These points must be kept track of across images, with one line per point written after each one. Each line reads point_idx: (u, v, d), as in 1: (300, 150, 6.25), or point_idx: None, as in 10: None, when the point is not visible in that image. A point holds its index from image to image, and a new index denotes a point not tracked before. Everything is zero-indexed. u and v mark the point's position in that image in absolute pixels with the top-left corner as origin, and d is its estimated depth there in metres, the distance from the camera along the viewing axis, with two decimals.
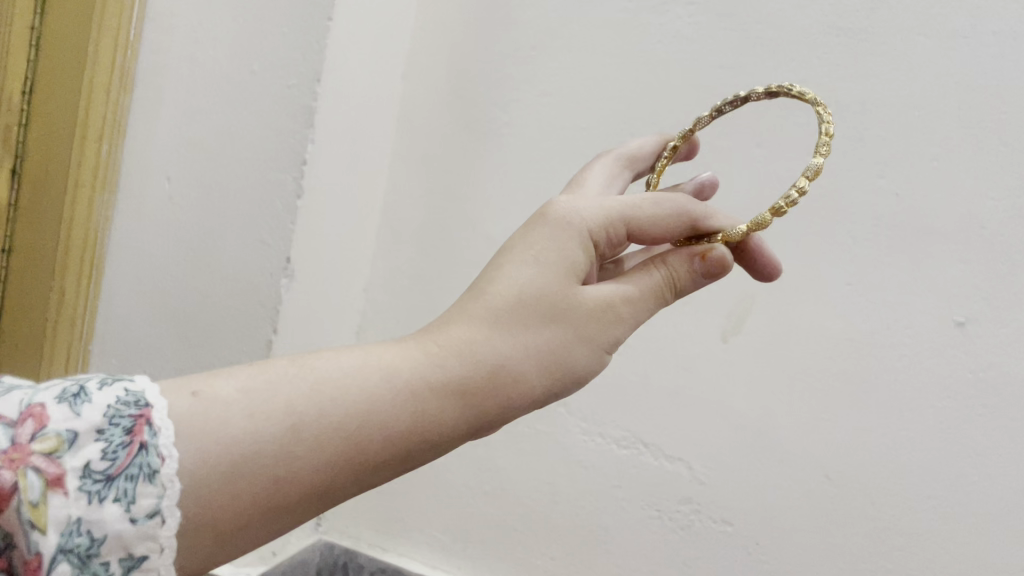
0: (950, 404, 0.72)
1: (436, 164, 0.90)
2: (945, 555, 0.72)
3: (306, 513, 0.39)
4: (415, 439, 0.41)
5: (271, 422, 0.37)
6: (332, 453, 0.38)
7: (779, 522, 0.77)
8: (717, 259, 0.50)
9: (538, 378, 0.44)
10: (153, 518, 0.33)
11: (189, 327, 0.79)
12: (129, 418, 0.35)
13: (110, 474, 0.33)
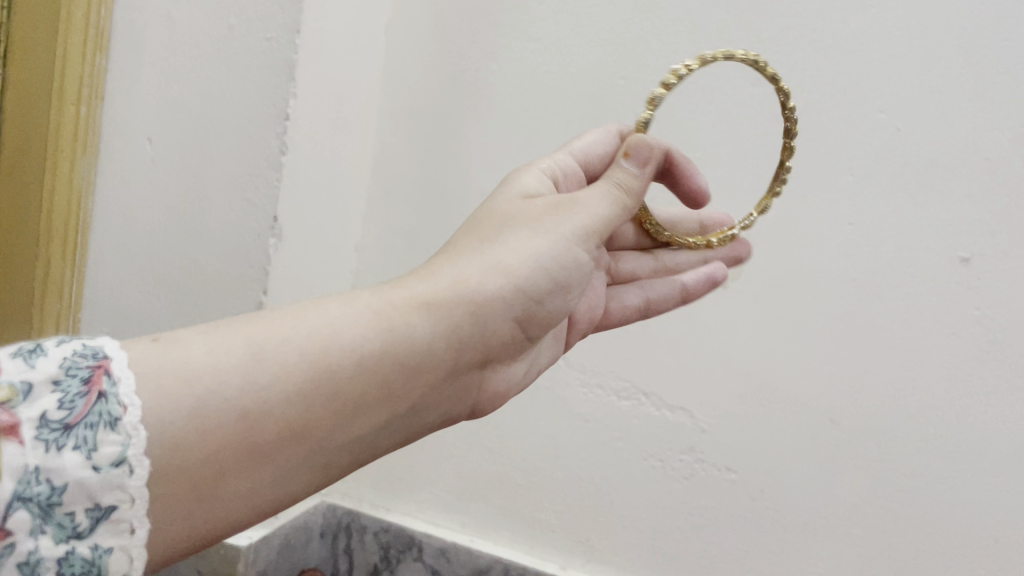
0: (956, 344, 0.69)
1: (424, 121, 0.87)
2: (952, 497, 0.70)
3: (292, 456, 0.40)
4: (388, 355, 0.44)
5: (231, 355, 0.39)
6: (299, 380, 0.40)
7: (783, 468, 0.76)
8: (641, 145, 0.54)
9: (504, 281, 0.49)
10: (118, 467, 0.33)
11: (178, 292, 0.78)
12: (86, 369, 0.34)
13: (69, 424, 0.32)
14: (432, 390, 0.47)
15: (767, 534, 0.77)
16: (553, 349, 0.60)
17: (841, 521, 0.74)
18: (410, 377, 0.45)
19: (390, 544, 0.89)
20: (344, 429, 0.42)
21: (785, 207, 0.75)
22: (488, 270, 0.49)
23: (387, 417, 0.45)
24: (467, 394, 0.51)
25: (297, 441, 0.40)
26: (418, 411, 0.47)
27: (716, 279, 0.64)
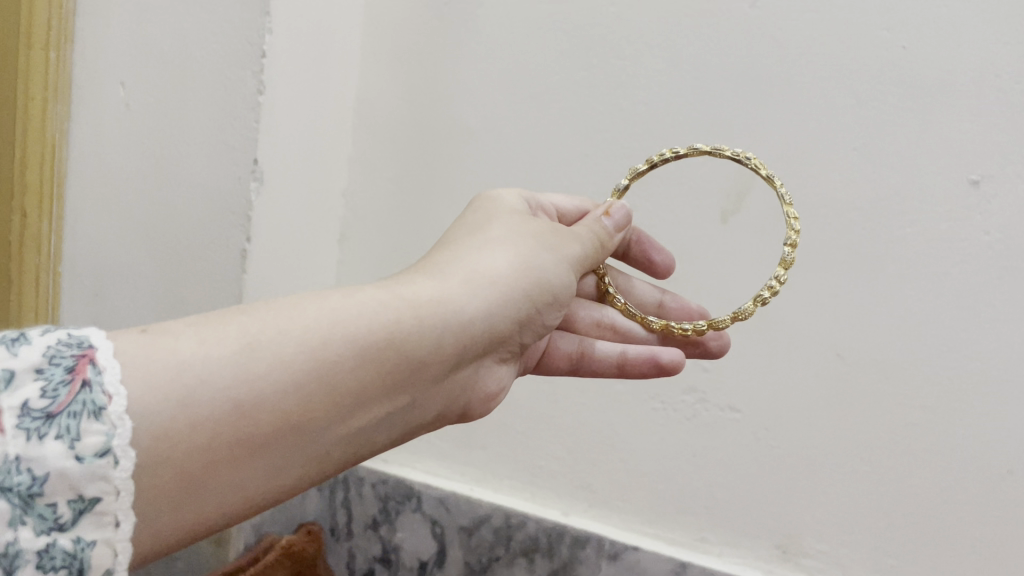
0: (966, 271, 0.67)
1: (415, 73, 0.82)
2: (962, 430, 0.68)
3: (285, 448, 0.40)
4: (390, 350, 0.44)
5: (224, 346, 0.38)
6: (300, 371, 0.40)
7: (789, 405, 0.73)
8: (620, 210, 0.61)
9: (511, 281, 0.50)
10: (103, 458, 0.33)
11: (159, 242, 0.76)
12: (70, 358, 0.34)
13: (51, 412, 0.32)
14: (429, 389, 0.48)
15: (772, 473, 0.75)
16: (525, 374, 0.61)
17: (849, 456, 0.72)
18: (411, 373, 0.45)
19: (388, 495, 0.87)
20: (342, 422, 0.42)
21: (787, 135, 0.72)
22: (495, 278, 0.50)
23: (383, 414, 0.45)
24: (455, 401, 0.52)
25: (290, 435, 0.40)
26: (416, 409, 0.47)
27: (662, 361, 0.61)
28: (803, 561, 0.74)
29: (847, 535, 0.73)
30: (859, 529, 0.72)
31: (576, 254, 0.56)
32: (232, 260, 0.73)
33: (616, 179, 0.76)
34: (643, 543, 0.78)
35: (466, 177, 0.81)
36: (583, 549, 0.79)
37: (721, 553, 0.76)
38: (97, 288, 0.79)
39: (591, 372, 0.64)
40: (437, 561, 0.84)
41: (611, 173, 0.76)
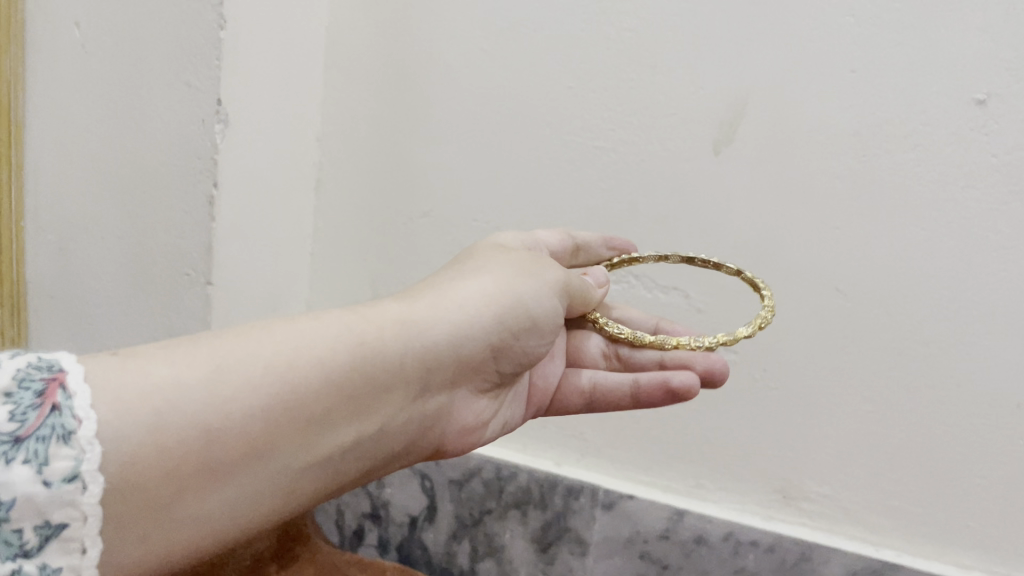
0: (972, 196, 0.63)
1: (388, 39, 0.78)
2: (968, 363, 0.65)
3: (254, 473, 0.38)
4: (357, 375, 0.43)
5: (196, 368, 0.37)
6: (272, 392, 0.39)
7: (788, 345, 0.70)
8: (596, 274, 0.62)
9: (474, 303, 0.50)
10: (72, 483, 0.31)
11: (125, 193, 0.73)
12: (40, 381, 0.32)
13: (19, 436, 0.30)
14: (397, 417, 0.46)
15: (770, 414, 0.72)
16: (502, 422, 0.58)
17: (850, 395, 0.69)
18: (377, 397, 0.44)
19: None
20: (308, 450, 0.41)
21: (785, 56, 0.66)
22: (456, 303, 0.50)
23: (349, 442, 0.43)
24: (421, 432, 0.50)
25: (256, 461, 0.38)
26: (383, 438, 0.46)
27: (672, 385, 0.57)
28: (802, 505, 0.72)
29: (849, 477, 0.70)
30: (861, 471, 0.70)
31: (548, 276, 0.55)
32: (200, 209, 0.69)
33: (602, 113, 0.72)
34: (638, 491, 0.76)
35: (446, 119, 0.77)
36: (576, 500, 0.76)
37: (718, 499, 0.74)
38: (62, 242, 0.77)
39: (605, 402, 0.61)
40: (427, 517, 0.82)
41: (597, 106, 0.72)
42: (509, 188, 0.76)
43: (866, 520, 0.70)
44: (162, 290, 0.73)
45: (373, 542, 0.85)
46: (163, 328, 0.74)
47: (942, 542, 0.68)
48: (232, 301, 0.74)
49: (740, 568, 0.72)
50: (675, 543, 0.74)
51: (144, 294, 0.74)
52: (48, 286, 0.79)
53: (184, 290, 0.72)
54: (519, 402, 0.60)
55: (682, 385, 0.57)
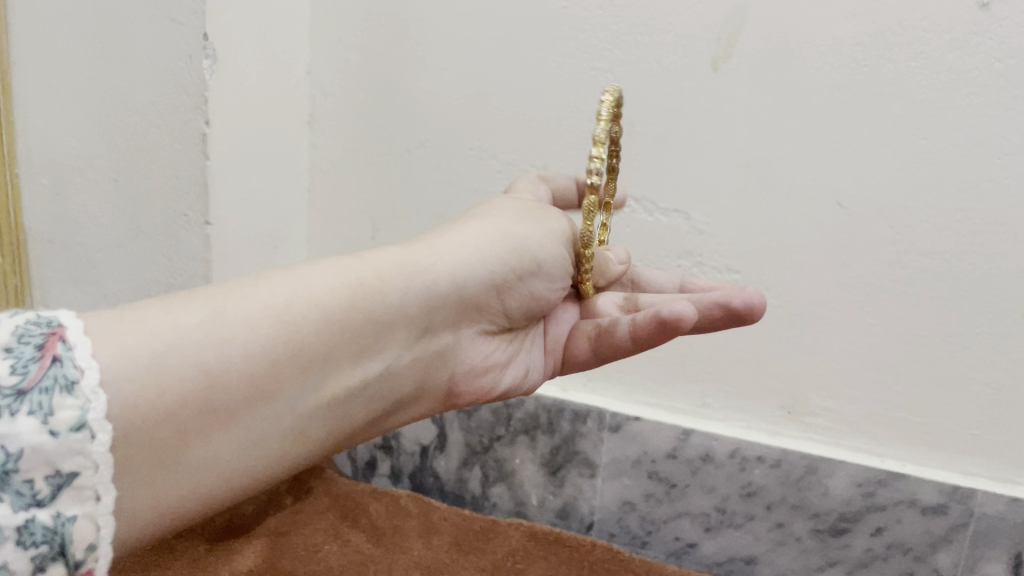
0: (975, 104, 0.62)
1: None
2: (970, 274, 0.65)
3: (255, 415, 0.39)
4: (355, 312, 0.43)
5: (192, 316, 0.37)
6: (268, 335, 0.39)
7: (791, 262, 0.70)
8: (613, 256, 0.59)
9: (468, 242, 0.50)
10: (79, 432, 0.31)
11: (118, 135, 0.72)
12: (40, 336, 0.33)
13: (22, 389, 0.30)
14: (401, 358, 0.46)
15: (774, 332, 0.72)
16: (518, 372, 0.56)
17: (854, 310, 0.69)
18: (378, 337, 0.44)
19: None
20: (312, 391, 0.41)
21: None
22: (452, 242, 0.50)
23: (354, 383, 0.44)
24: (428, 376, 0.50)
25: (261, 400, 0.39)
26: (390, 379, 0.46)
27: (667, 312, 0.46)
28: (807, 420, 0.73)
29: (853, 390, 0.71)
30: (865, 385, 0.70)
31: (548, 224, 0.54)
32: (193, 147, 0.69)
33: (597, 31, 0.70)
34: (644, 413, 0.76)
35: (438, 44, 0.75)
36: (584, 424, 0.77)
37: (723, 418, 0.75)
38: (58, 186, 0.76)
39: (607, 349, 0.55)
40: (438, 445, 0.83)
41: (591, 25, 0.70)
42: (506, 113, 0.75)
43: (870, 432, 0.71)
44: (160, 232, 0.73)
45: (385, 472, 0.86)
46: (165, 269, 0.74)
47: (946, 451, 0.69)
48: (231, 239, 0.73)
49: (748, 483, 0.73)
50: (682, 461, 0.75)
51: (143, 236, 0.74)
52: (47, 232, 0.79)
53: (182, 231, 0.72)
54: (534, 359, 0.58)
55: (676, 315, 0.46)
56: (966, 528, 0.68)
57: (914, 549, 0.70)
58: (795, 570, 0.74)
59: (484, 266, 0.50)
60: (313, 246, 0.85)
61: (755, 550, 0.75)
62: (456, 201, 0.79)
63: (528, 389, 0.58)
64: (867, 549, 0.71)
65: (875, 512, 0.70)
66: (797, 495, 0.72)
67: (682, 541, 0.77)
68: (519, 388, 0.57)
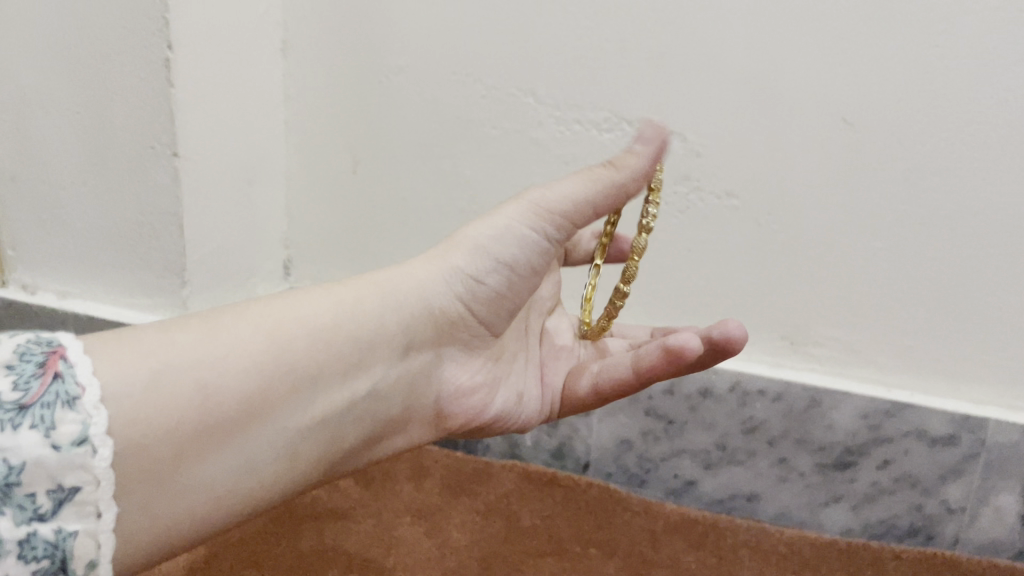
0: (990, 7, 0.58)
1: None
2: (982, 191, 0.61)
3: (252, 437, 0.37)
4: (342, 330, 0.42)
5: (182, 337, 0.36)
6: (261, 352, 0.38)
7: (794, 183, 0.66)
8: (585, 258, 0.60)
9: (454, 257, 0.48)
10: (81, 447, 0.30)
11: (77, 62, 0.68)
12: (41, 353, 0.31)
13: (24, 403, 0.29)
14: (394, 374, 0.44)
15: (776, 261, 0.68)
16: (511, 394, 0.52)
17: (860, 233, 0.65)
18: (369, 353, 0.43)
19: None
20: (307, 409, 0.40)
21: None
22: (443, 256, 0.48)
23: (345, 402, 0.42)
24: (421, 394, 0.47)
25: (255, 417, 0.37)
26: (382, 400, 0.44)
27: (667, 341, 0.45)
28: (810, 350, 0.70)
29: (859, 318, 0.67)
30: (872, 312, 0.67)
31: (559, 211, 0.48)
32: (157, 74, 0.65)
33: None
34: None
35: None
36: None
37: None
38: (15, 118, 0.72)
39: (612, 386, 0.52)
40: None
41: None
42: (489, 33, 0.70)
43: (877, 361, 0.68)
44: (128, 168, 0.69)
45: None
46: (134, 208, 0.70)
47: (957, 379, 0.66)
48: (203, 174, 0.70)
49: (749, 418, 0.71)
50: (680, 397, 0.72)
51: (110, 173, 0.70)
52: (10, 170, 0.74)
53: (150, 165, 0.68)
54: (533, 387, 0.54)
55: (682, 343, 0.45)
56: (978, 458, 0.66)
57: (922, 482, 0.68)
58: (799, 507, 0.72)
59: (480, 274, 0.47)
60: (291, 182, 0.81)
61: (757, 486, 0.72)
62: (438, 130, 0.74)
63: (531, 416, 0.54)
64: (873, 483, 0.69)
65: (882, 444, 0.68)
66: (800, 429, 0.69)
67: (680, 479, 0.74)
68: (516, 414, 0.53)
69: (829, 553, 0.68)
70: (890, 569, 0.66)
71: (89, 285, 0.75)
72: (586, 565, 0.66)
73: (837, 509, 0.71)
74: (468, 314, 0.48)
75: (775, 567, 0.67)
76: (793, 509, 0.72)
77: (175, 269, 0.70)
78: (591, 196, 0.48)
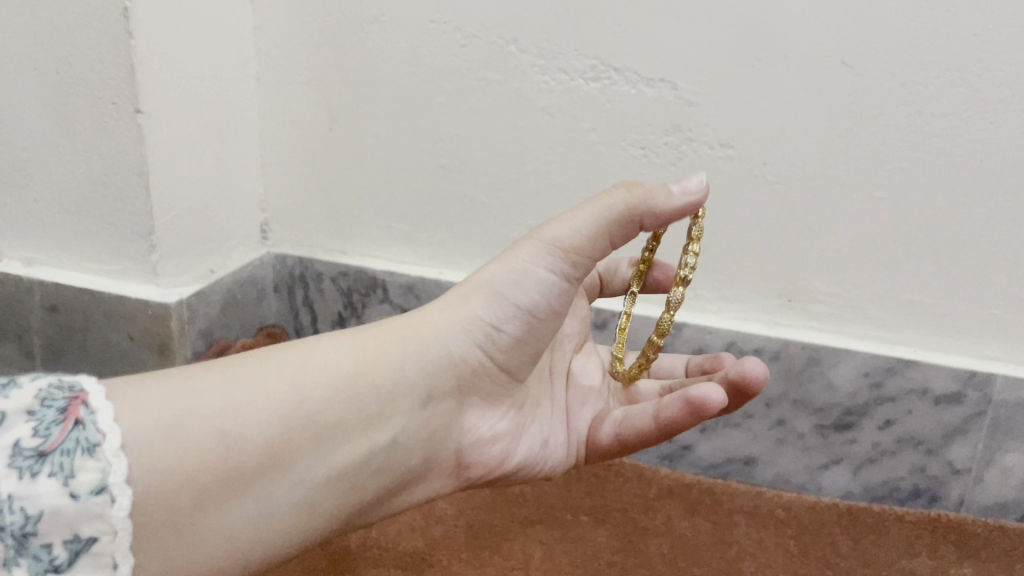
0: None
1: None
2: (988, 135, 0.58)
3: (265, 488, 0.38)
4: (362, 380, 0.43)
5: (208, 386, 0.39)
6: (280, 402, 0.40)
7: (790, 132, 0.62)
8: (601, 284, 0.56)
9: (475, 300, 0.47)
10: (99, 495, 0.33)
11: (31, 14, 0.64)
12: (63, 400, 0.34)
13: (43, 451, 0.32)
14: (416, 424, 0.44)
15: (772, 213, 0.65)
16: (538, 441, 0.51)
17: (861, 182, 0.62)
18: (388, 403, 0.43)
19: (352, 289, 0.78)
20: (325, 460, 0.41)
21: None
22: (464, 303, 0.47)
23: (364, 453, 0.42)
24: (446, 444, 0.47)
25: (273, 467, 0.39)
26: (403, 451, 0.44)
27: (688, 392, 0.45)
28: (809, 307, 0.66)
29: (860, 273, 0.64)
30: (874, 265, 0.64)
31: (578, 248, 0.45)
32: (114, 25, 0.61)
33: None
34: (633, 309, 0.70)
35: None
36: None
37: (719, 310, 0.69)
38: None
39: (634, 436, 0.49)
40: None
41: None
42: None
43: (878, 316, 0.65)
44: (89, 127, 0.66)
45: None
46: (97, 168, 0.67)
47: (962, 335, 0.63)
48: (169, 133, 0.66)
49: None
50: None
51: (71, 132, 0.66)
52: None
53: (111, 123, 0.65)
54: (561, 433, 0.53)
55: (704, 393, 0.44)
56: (984, 417, 0.63)
57: (926, 442, 0.65)
58: (797, 470, 0.69)
59: (498, 321, 0.46)
60: (266, 142, 0.77)
61: (754, 450, 0.70)
62: (417, 83, 0.70)
63: (558, 463, 0.52)
64: (875, 444, 0.67)
65: (884, 403, 0.65)
66: (798, 389, 0.67)
67: (676, 444, 0.72)
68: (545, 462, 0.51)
69: (828, 517, 0.67)
70: (892, 533, 0.65)
71: (54, 250, 0.72)
72: (578, 533, 0.64)
73: (837, 472, 0.69)
74: (486, 363, 0.47)
75: (773, 532, 0.66)
76: (791, 472, 0.70)
77: (142, 231, 0.67)
78: (604, 229, 0.45)
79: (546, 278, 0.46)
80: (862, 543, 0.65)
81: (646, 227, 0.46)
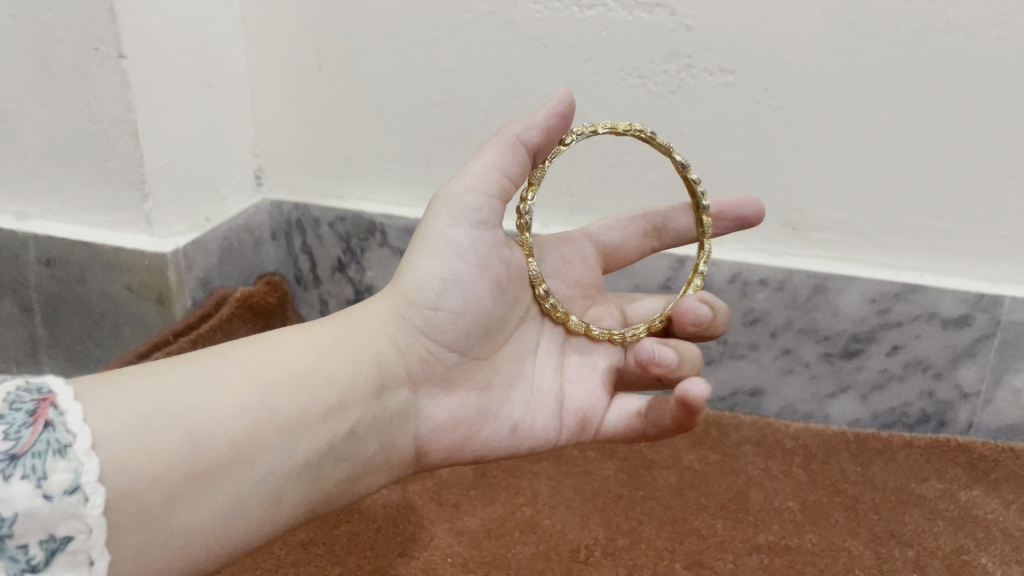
0: None
1: None
2: (997, 49, 0.56)
3: (234, 486, 0.38)
4: (320, 374, 0.43)
5: (174, 385, 0.39)
6: (244, 396, 0.40)
7: (792, 55, 0.60)
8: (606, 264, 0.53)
9: (410, 286, 0.46)
10: (73, 495, 0.33)
11: None
12: (30, 402, 0.34)
13: (15, 453, 0.32)
14: (372, 414, 0.44)
15: (775, 139, 0.63)
16: (511, 425, 0.49)
17: (865, 103, 0.60)
18: (346, 392, 0.44)
19: (350, 234, 0.77)
20: (288, 453, 0.41)
21: None
22: (400, 291, 0.47)
23: (326, 444, 0.42)
24: (405, 431, 0.46)
25: (240, 459, 0.39)
26: (362, 441, 0.44)
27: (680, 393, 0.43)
28: (814, 236, 0.65)
29: (865, 198, 0.63)
30: (881, 190, 0.62)
31: (466, 185, 0.45)
32: None
33: None
34: None
35: None
36: None
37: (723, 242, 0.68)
38: None
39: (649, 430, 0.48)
40: None
41: None
42: None
43: (885, 243, 0.64)
44: (72, 74, 0.64)
45: None
46: (83, 115, 0.65)
47: (972, 258, 0.62)
48: (155, 80, 0.65)
49: (750, 309, 0.67)
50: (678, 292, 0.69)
51: (53, 79, 0.65)
52: None
53: (94, 68, 0.63)
54: (548, 411, 0.49)
55: (682, 393, 0.43)
56: (992, 339, 0.63)
57: (934, 366, 0.65)
58: (804, 399, 0.69)
59: (434, 301, 0.46)
60: (256, 85, 0.75)
61: (761, 381, 0.70)
62: (406, 18, 0.68)
63: (543, 444, 0.49)
64: (881, 370, 0.66)
65: (891, 329, 0.65)
66: (804, 318, 0.66)
67: None
68: (521, 446, 0.49)
69: (835, 444, 0.67)
70: (900, 458, 0.65)
71: (45, 202, 0.71)
72: (586, 468, 0.64)
73: (844, 400, 0.68)
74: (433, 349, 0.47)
75: (781, 462, 0.65)
76: (799, 402, 0.70)
77: (131, 177, 0.66)
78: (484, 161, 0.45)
79: (463, 239, 0.46)
80: (870, 469, 0.64)
81: (533, 157, 0.47)
